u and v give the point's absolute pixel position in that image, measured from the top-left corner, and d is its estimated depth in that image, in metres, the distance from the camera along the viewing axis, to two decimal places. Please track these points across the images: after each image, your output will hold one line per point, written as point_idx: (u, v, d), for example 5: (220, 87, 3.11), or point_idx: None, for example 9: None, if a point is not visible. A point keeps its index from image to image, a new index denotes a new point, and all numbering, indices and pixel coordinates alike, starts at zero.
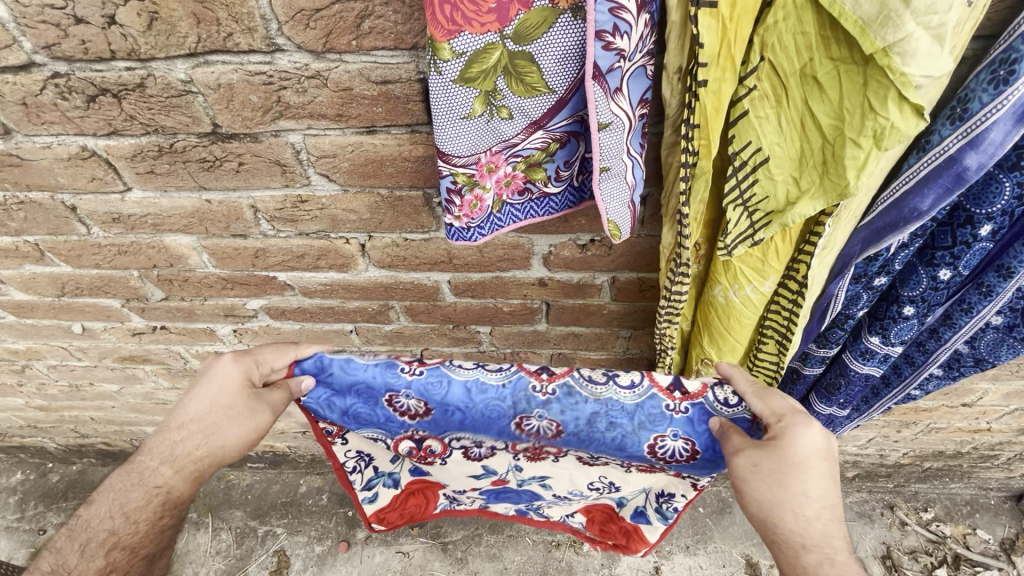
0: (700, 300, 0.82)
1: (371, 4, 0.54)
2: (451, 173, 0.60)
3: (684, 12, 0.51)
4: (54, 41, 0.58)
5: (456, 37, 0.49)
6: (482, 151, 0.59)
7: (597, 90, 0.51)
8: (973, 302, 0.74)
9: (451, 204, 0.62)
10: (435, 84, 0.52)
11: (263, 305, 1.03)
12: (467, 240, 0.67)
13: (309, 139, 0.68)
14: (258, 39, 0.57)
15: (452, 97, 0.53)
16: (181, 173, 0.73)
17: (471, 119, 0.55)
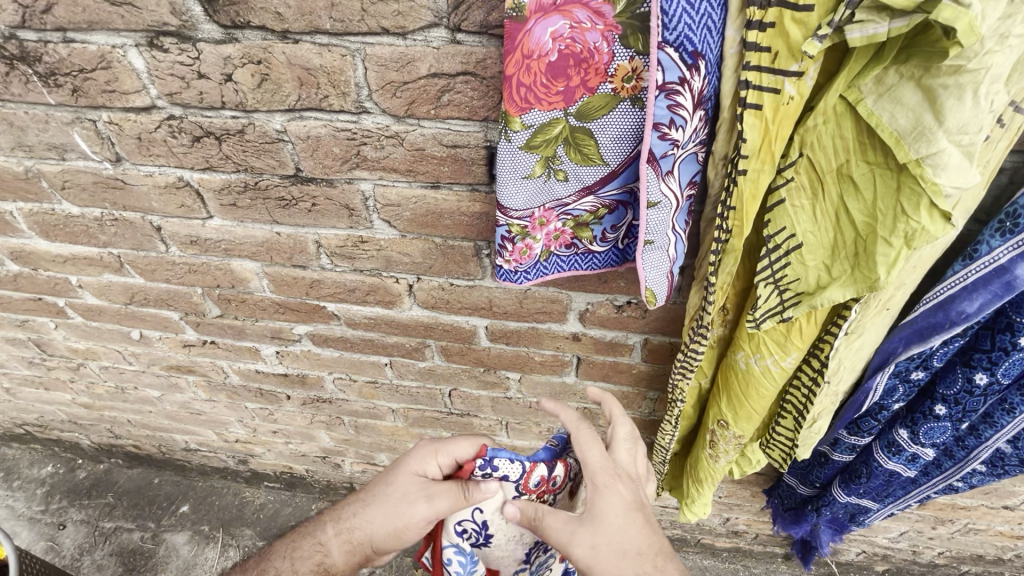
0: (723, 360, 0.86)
1: (453, 81, 0.61)
2: (507, 224, 0.65)
3: (733, 110, 0.56)
4: (176, 90, 0.67)
5: (527, 112, 0.54)
6: (537, 207, 0.64)
7: (649, 172, 0.56)
8: (1015, 403, 0.74)
9: (503, 249, 0.67)
10: (504, 150, 0.57)
11: (309, 331, 1.09)
12: (513, 282, 0.72)
13: (379, 189, 0.75)
14: (349, 101, 0.65)
15: (517, 161, 0.58)
16: (260, 208, 0.81)
17: (531, 179, 0.60)
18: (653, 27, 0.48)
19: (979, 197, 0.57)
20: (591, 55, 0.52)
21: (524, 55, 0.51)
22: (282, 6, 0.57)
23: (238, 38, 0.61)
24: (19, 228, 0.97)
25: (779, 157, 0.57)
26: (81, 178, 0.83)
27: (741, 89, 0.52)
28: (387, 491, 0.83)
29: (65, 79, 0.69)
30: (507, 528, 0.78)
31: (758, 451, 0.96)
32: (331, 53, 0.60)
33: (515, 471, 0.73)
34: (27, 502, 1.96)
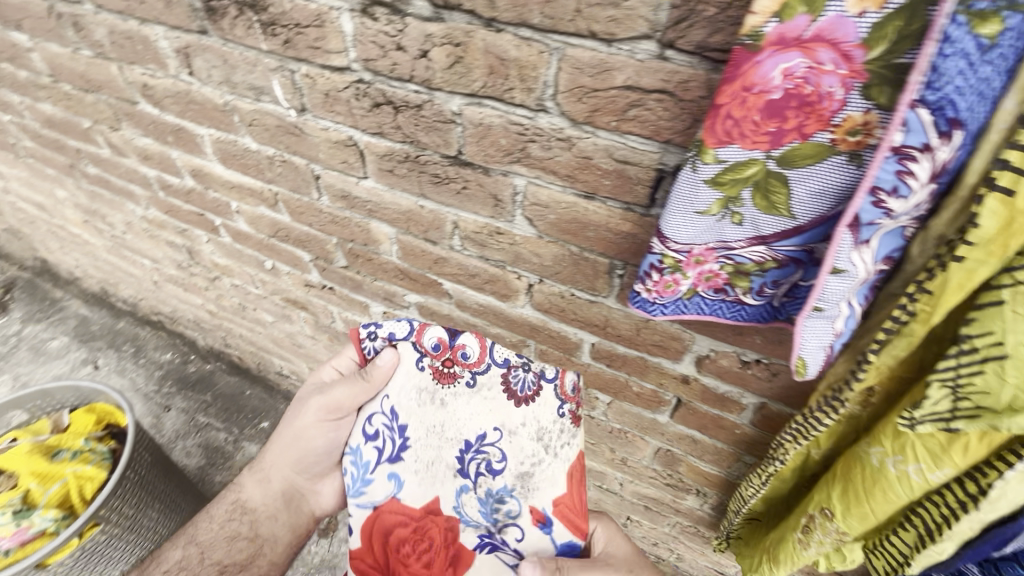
0: (852, 447, 0.77)
1: (646, 97, 0.57)
2: (661, 254, 0.61)
3: (975, 190, 0.46)
4: (373, 57, 0.70)
5: (725, 146, 0.50)
6: (698, 244, 0.59)
7: (845, 236, 0.49)
8: None
9: (648, 277, 0.64)
10: (685, 179, 0.54)
11: (418, 300, 1.13)
12: (647, 311, 0.69)
13: (532, 187, 0.74)
14: (532, 98, 0.64)
15: (696, 193, 0.54)
16: (413, 179, 0.84)
17: (704, 216, 0.56)
18: (911, 82, 0.40)
19: None
20: (819, 100, 0.46)
21: (744, 87, 0.46)
22: None
23: (445, 18, 0.62)
24: (204, 151, 1.08)
25: (1013, 252, 0.47)
26: (267, 119, 0.91)
27: (993, 168, 0.44)
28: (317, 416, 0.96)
29: (281, 30, 0.75)
30: (421, 410, 0.85)
31: (857, 551, 0.84)
32: (529, 47, 0.59)
33: (400, 329, 0.86)
34: (146, 380, 2.28)
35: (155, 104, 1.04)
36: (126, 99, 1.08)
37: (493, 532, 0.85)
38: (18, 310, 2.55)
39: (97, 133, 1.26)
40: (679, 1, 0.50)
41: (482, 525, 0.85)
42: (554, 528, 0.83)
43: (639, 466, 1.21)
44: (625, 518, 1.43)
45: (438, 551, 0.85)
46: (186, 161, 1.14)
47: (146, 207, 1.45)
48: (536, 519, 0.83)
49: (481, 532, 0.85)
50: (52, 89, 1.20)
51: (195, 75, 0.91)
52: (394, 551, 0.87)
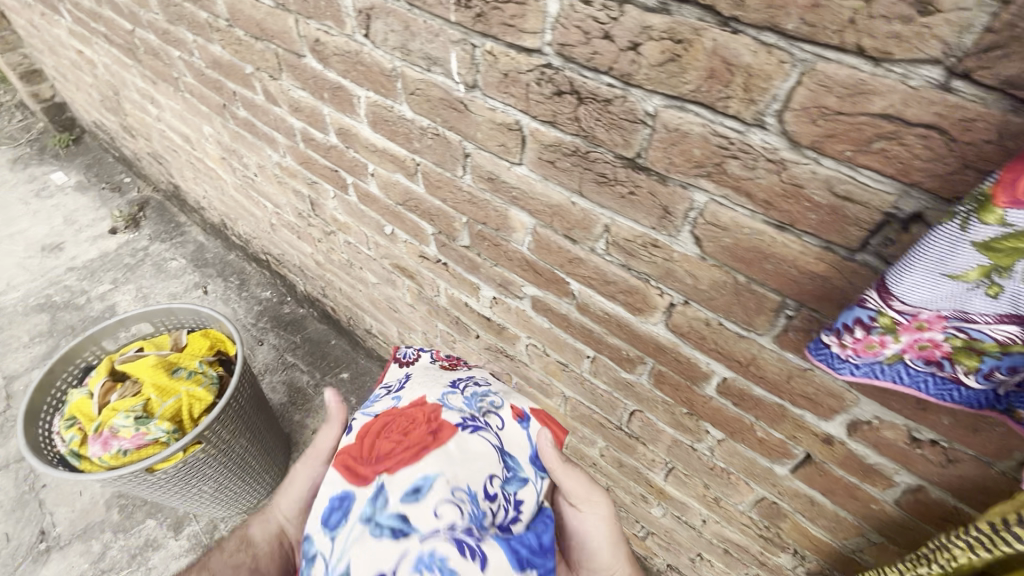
0: None
1: (905, 130, 0.49)
2: (876, 311, 0.54)
3: None
4: (571, 43, 0.66)
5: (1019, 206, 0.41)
6: (929, 309, 0.50)
7: None
8: None
9: (846, 332, 0.57)
10: (944, 233, 0.46)
11: (534, 294, 1.11)
12: (832, 368, 0.62)
13: (713, 205, 0.67)
14: (750, 111, 0.57)
15: (952, 253, 0.46)
16: (575, 175, 0.79)
17: (953, 281, 0.47)
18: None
19: None
20: None
21: None
22: None
23: (673, 11, 0.56)
24: (357, 112, 1.09)
25: None
26: (432, 91, 0.89)
27: None
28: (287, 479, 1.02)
29: (476, 3, 0.72)
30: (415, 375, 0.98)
31: None
32: (768, 55, 0.52)
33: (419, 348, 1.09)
34: (246, 312, 2.44)
35: (321, 61, 1.05)
36: (295, 52, 1.11)
37: (476, 417, 0.83)
38: (148, 227, 2.81)
39: (256, 79, 1.32)
40: (1000, 24, 0.41)
41: (464, 412, 0.84)
42: (530, 424, 0.88)
43: (733, 510, 1.13)
44: (696, 554, 1.36)
45: (419, 421, 0.80)
46: (336, 119, 1.17)
47: (283, 156, 1.52)
48: (515, 416, 0.88)
49: (464, 415, 0.83)
50: (226, 34, 1.26)
51: (370, 37, 0.91)
52: (379, 438, 0.79)
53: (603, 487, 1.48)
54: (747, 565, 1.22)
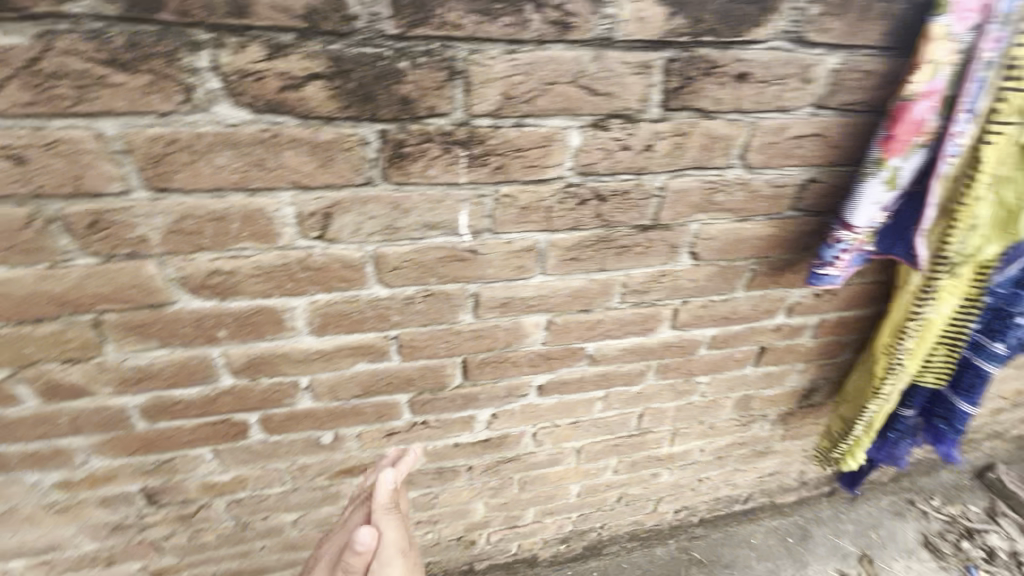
0: (947, 237, 1.03)
1: (803, 140, 0.87)
2: (849, 239, 0.96)
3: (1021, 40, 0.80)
4: (594, 161, 0.80)
5: (893, 157, 0.86)
6: (869, 224, 0.94)
7: (960, 119, 0.85)
8: None
9: (838, 261, 0.98)
10: (872, 182, 0.88)
11: (545, 380, 1.15)
12: (831, 284, 1.02)
13: (704, 227, 0.94)
14: (726, 159, 0.85)
15: (875, 190, 0.89)
16: (597, 258, 0.92)
17: (879, 205, 0.90)
18: (982, 51, 0.79)
19: None
20: (924, 121, 0.82)
21: (909, 125, 0.82)
22: (723, 94, 0.78)
23: (673, 117, 0.78)
24: (291, 326, 0.87)
25: None
26: (426, 255, 0.84)
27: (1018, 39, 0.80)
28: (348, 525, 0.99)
29: (495, 158, 0.75)
30: None
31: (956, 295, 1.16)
32: (733, 124, 0.81)
33: None
34: None
35: (221, 293, 0.80)
36: (154, 304, 0.78)
37: None
38: None
39: (27, 381, 0.83)
40: (836, 78, 0.80)
41: None
42: None
43: (721, 424, 1.48)
44: (701, 480, 1.68)
45: None
46: (244, 352, 0.89)
47: (85, 462, 0.98)
48: None
49: None
50: None
51: (328, 236, 0.78)
52: None
53: (616, 498, 1.63)
54: (734, 454, 1.62)
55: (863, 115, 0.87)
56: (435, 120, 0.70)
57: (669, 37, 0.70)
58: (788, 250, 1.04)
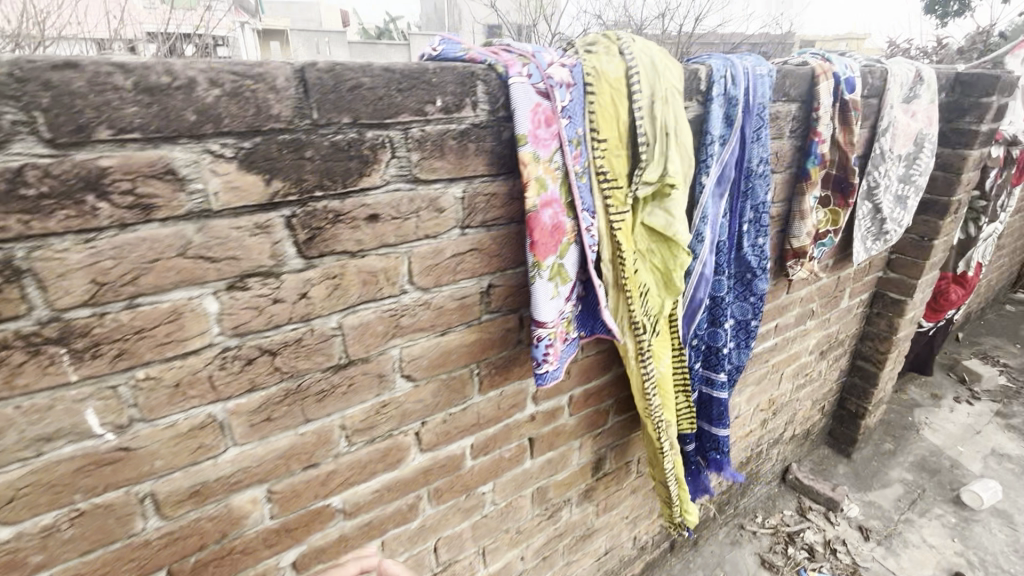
0: (633, 304, 1.18)
1: (464, 255, 0.96)
2: (548, 335, 1.00)
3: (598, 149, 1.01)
4: (245, 321, 0.77)
5: (547, 259, 0.96)
6: (557, 318, 1.01)
7: (583, 219, 1.00)
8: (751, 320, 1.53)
9: (548, 355, 1.01)
10: (540, 283, 0.95)
11: (297, 555, 1.01)
12: (552, 379, 1.05)
13: (405, 350, 0.96)
14: (396, 287, 0.90)
15: (546, 288, 0.97)
16: (296, 411, 0.87)
17: (553, 299, 0.98)
18: (571, 167, 0.95)
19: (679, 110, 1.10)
20: (550, 228, 0.93)
21: (541, 233, 0.92)
22: (362, 234, 0.83)
23: (318, 263, 0.81)
24: None
25: (618, 136, 1.04)
26: (55, 471, 0.70)
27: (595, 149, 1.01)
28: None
29: (111, 345, 0.68)
30: None
31: (663, 348, 1.31)
32: (387, 256, 0.87)
33: None
34: None
35: None
36: None
37: None
38: None
39: None
40: (466, 203, 0.92)
41: None
42: None
43: (529, 524, 1.45)
44: None
45: None
46: None
47: None
48: None
49: None
50: None
51: None
52: None
53: None
54: (558, 548, 1.59)
55: (509, 226, 1.00)
56: (6, 325, 0.61)
57: (278, 198, 0.73)
58: (504, 348, 1.11)
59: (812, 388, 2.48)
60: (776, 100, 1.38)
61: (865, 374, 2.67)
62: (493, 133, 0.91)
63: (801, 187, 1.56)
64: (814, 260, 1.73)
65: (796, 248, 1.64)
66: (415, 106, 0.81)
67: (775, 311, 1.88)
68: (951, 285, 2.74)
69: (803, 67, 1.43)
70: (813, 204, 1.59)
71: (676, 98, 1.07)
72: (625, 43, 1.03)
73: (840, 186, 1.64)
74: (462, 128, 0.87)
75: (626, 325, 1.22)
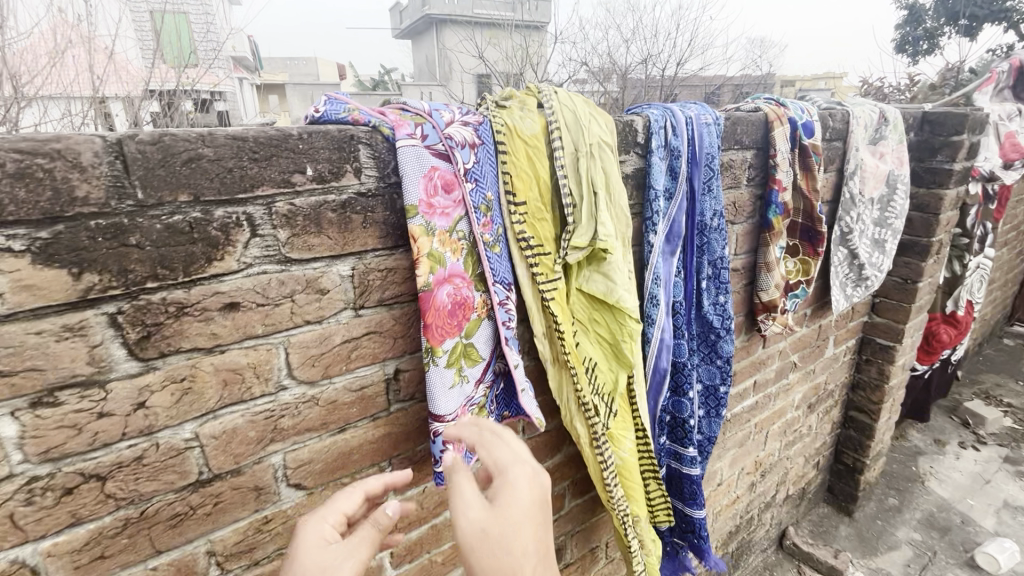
0: (574, 383, 1.03)
1: (359, 340, 0.83)
2: (445, 428, 0.86)
3: (512, 214, 0.89)
4: (58, 442, 0.63)
5: (443, 342, 0.83)
6: (458, 409, 0.87)
7: (495, 291, 0.88)
8: (720, 387, 1.37)
9: (447, 451, 0.87)
10: (434, 370, 0.82)
11: None
12: None
13: (289, 455, 0.81)
14: (270, 384, 0.76)
15: (442, 375, 0.83)
16: (141, 542, 0.72)
17: (452, 387, 0.85)
18: (478, 235, 0.84)
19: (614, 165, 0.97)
20: (443, 305, 0.81)
21: (434, 312, 0.80)
22: (218, 327, 0.70)
23: (160, 365, 0.67)
24: None
25: (539, 197, 0.91)
26: None
27: (512, 212, 0.89)
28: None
29: None
30: None
31: (622, 428, 1.14)
32: (256, 350, 0.74)
33: None
34: None
35: None
36: None
37: None
38: None
39: None
40: (357, 281, 0.80)
41: None
42: None
43: None
44: None
45: None
46: None
47: None
48: None
49: None
50: None
51: None
52: None
53: None
54: None
55: (413, 304, 0.87)
56: None
57: (93, 294, 0.61)
58: (421, 438, 0.97)
59: (803, 443, 2.31)
60: (728, 148, 1.28)
61: (860, 426, 2.49)
62: (386, 202, 0.79)
63: (765, 237, 1.44)
64: (788, 313, 1.60)
65: (766, 303, 1.52)
66: (278, 176, 0.69)
67: (751, 367, 1.74)
68: (941, 326, 2.61)
69: (755, 113, 1.34)
70: (779, 255, 1.48)
71: (607, 152, 0.95)
72: (545, 97, 0.93)
73: (808, 235, 1.52)
74: (344, 198, 0.75)
75: (574, 407, 1.06)
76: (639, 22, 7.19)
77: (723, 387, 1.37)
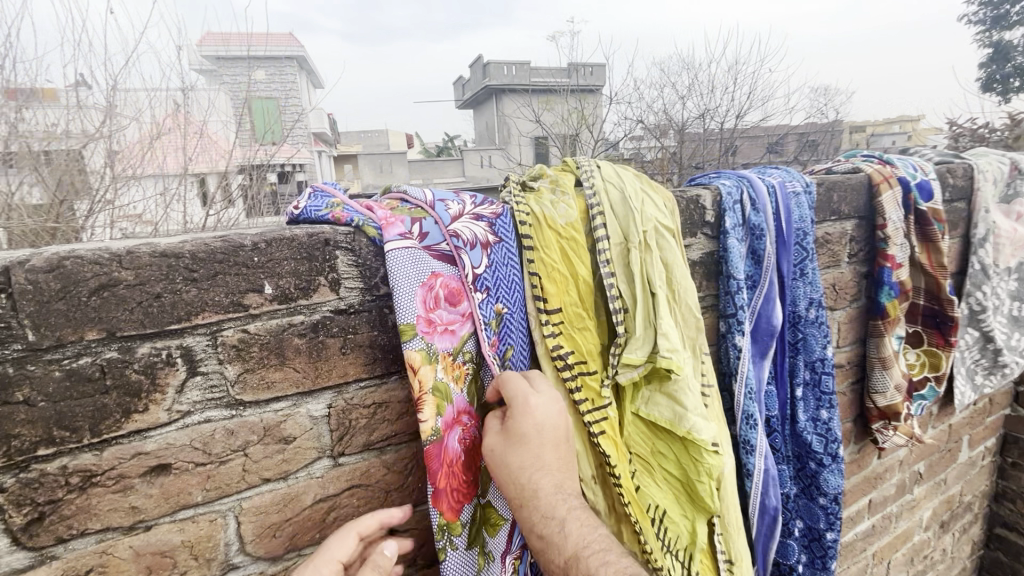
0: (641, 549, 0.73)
1: (337, 498, 0.63)
2: None
3: (541, 325, 0.68)
4: None
5: (460, 511, 0.62)
6: None
7: None
8: (825, 529, 1.03)
9: None
10: (450, 558, 0.61)
11: None
12: None
13: None
14: (214, 565, 0.57)
15: (462, 561, 0.62)
16: None
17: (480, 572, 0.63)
18: (489, 357, 0.63)
19: (678, 253, 0.75)
20: (451, 456, 0.60)
21: (446, 468, 0.60)
22: (141, 497, 0.52)
23: (59, 553, 0.50)
24: None
25: (579, 300, 0.69)
26: None
27: (542, 322, 0.68)
28: (550, 520, 0.56)
29: None
30: None
31: None
32: (195, 523, 0.55)
33: None
34: None
35: None
36: None
37: None
38: None
39: None
40: (335, 423, 0.61)
41: None
42: None
43: None
44: None
45: None
46: None
47: None
48: None
49: None
50: None
51: None
52: None
53: None
54: None
55: (411, 444, 0.67)
56: None
57: None
58: None
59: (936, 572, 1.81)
60: (821, 220, 1.03)
61: (1012, 549, 1.94)
62: (373, 319, 0.61)
63: (876, 326, 1.14)
64: (912, 419, 1.24)
65: (882, 408, 1.18)
66: (224, 299, 0.53)
67: (865, 484, 1.36)
68: None
69: (855, 175, 1.08)
70: (897, 347, 1.16)
71: (667, 239, 0.74)
72: (584, 172, 0.74)
73: (936, 321, 1.18)
74: (316, 318, 0.58)
75: None
76: (694, 79, 7.15)
77: (830, 531, 1.03)
